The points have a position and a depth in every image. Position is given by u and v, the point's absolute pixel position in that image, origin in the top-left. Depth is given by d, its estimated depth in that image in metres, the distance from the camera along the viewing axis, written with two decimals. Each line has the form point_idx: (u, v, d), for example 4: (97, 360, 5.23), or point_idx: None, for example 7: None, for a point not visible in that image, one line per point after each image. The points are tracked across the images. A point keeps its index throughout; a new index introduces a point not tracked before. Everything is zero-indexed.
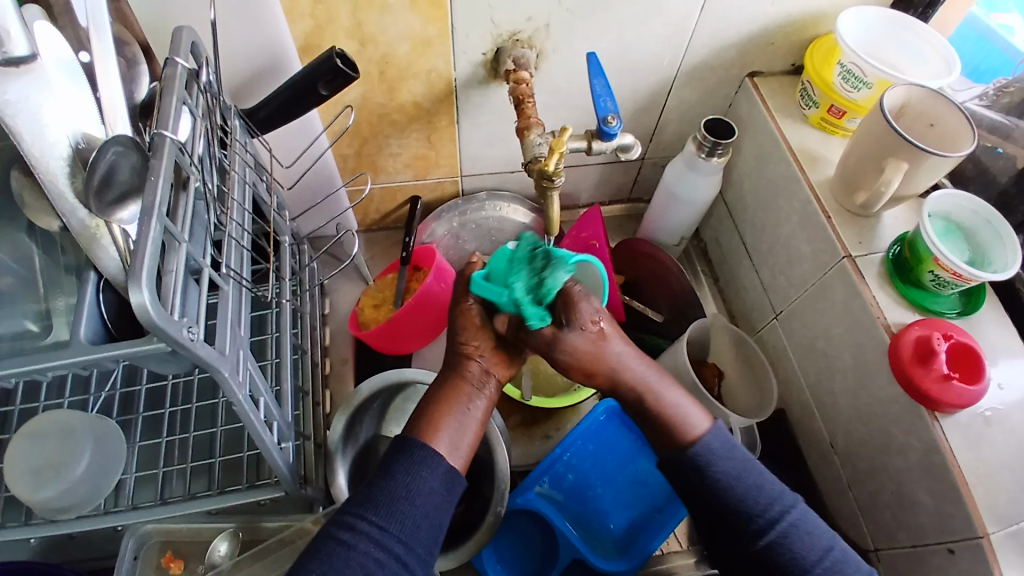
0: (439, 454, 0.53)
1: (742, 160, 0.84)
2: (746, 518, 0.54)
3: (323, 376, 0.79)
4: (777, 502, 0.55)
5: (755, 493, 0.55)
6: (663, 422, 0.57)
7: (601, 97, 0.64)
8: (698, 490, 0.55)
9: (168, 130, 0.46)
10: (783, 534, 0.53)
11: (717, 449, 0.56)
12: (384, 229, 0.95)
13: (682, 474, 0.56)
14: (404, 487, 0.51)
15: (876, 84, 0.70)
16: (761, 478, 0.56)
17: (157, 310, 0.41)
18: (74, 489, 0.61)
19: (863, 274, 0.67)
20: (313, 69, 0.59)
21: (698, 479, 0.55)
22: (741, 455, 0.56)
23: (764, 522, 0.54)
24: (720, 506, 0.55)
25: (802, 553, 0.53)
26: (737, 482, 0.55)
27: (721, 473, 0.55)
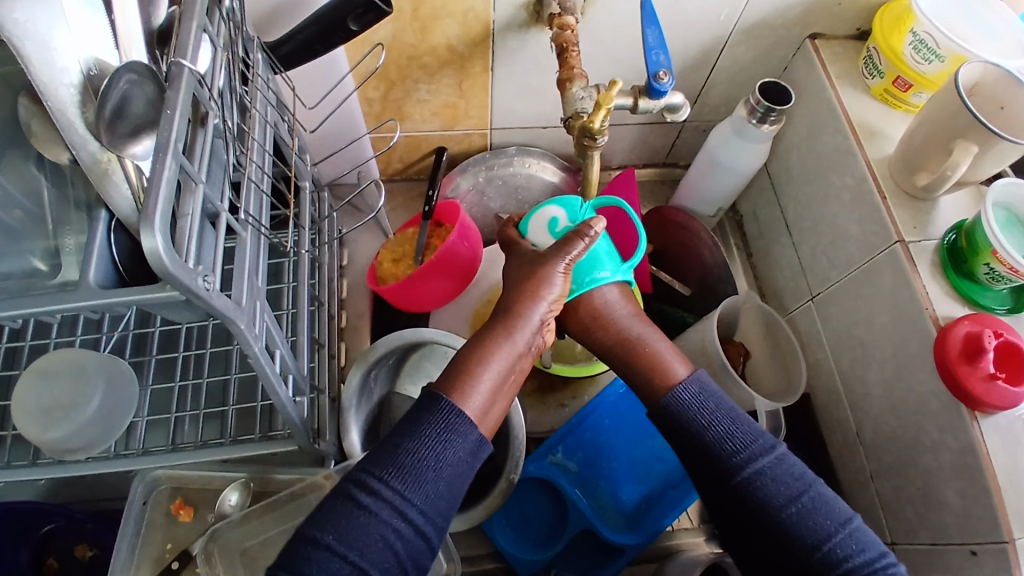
0: (471, 423, 0.50)
1: (792, 130, 0.79)
2: (720, 456, 0.52)
3: (339, 329, 0.76)
4: (749, 444, 0.52)
5: (729, 432, 0.52)
6: (645, 371, 0.57)
7: (653, 50, 0.59)
8: (676, 429, 0.54)
9: (186, 59, 0.43)
10: (758, 473, 0.51)
11: (694, 393, 0.54)
12: (406, 179, 0.91)
13: (660, 415, 0.54)
14: (433, 457, 0.48)
15: (950, 59, 0.64)
16: (738, 419, 0.53)
17: (171, 257, 0.38)
18: (85, 430, 0.60)
19: (915, 260, 0.63)
20: (342, 2, 0.54)
21: (675, 418, 0.53)
22: (718, 397, 0.54)
23: (734, 461, 0.51)
24: (696, 444, 0.53)
25: (778, 490, 0.50)
26: (714, 423, 0.53)
27: (699, 413, 0.53)
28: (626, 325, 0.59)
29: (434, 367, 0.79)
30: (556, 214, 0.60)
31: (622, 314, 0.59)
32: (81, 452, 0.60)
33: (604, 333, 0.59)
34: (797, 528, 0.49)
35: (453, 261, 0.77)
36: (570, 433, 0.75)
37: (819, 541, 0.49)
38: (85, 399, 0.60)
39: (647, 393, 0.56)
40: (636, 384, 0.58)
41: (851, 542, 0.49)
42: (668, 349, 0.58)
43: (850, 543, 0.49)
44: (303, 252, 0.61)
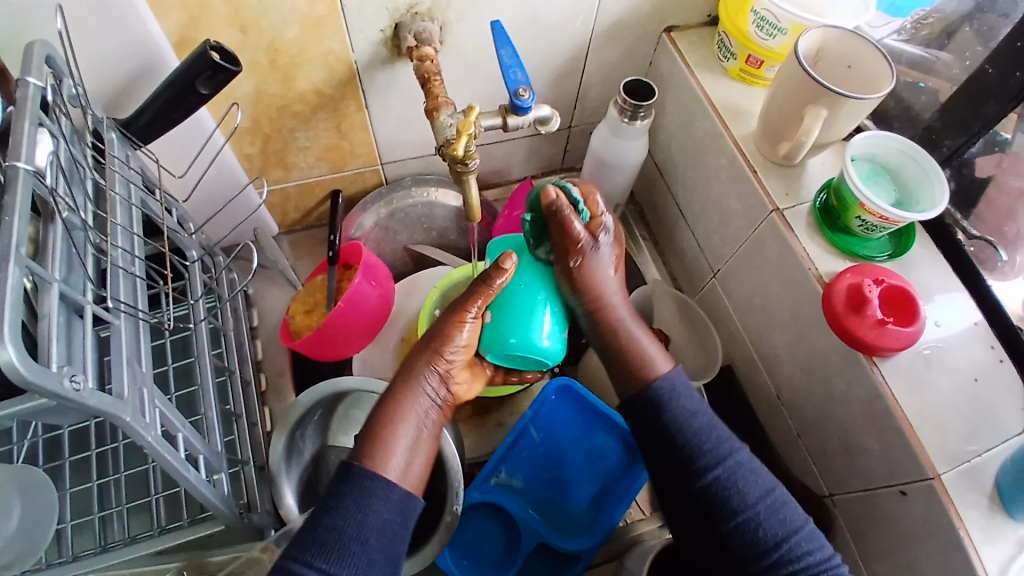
0: (391, 484, 0.50)
1: (668, 118, 0.83)
2: (693, 456, 0.55)
3: (257, 393, 0.75)
4: (724, 442, 0.56)
5: (705, 433, 0.56)
6: (623, 357, 0.59)
7: (511, 69, 0.61)
8: (655, 427, 0.57)
9: (22, 159, 0.41)
10: (727, 473, 0.54)
11: (680, 389, 0.57)
12: (307, 228, 0.90)
13: (641, 412, 0.57)
14: (355, 526, 0.48)
15: (791, 30, 0.67)
16: (712, 421, 0.57)
17: (31, 365, 0.36)
18: (8, 546, 0.56)
19: (792, 225, 0.67)
20: (187, 67, 0.53)
21: (655, 418, 0.56)
22: (696, 398, 0.58)
23: (713, 458, 0.55)
24: (672, 442, 0.56)
25: (744, 490, 0.54)
26: (692, 421, 0.56)
27: (678, 413, 0.56)
28: (617, 305, 0.60)
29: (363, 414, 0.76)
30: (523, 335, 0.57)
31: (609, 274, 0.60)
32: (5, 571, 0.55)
33: (597, 278, 0.59)
34: (758, 527, 0.53)
35: (362, 305, 0.76)
36: (506, 451, 0.74)
37: (778, 539, 0.52)
38: (5, 516, 0.56)
39: (626, 388, 0.59)
40: (616, 373, 0.60)
41: (808, 542, 0.53)
42: (651, 344, 0.60)
43: (804, 543, 0.53)
44: (196, 323, 0.60)
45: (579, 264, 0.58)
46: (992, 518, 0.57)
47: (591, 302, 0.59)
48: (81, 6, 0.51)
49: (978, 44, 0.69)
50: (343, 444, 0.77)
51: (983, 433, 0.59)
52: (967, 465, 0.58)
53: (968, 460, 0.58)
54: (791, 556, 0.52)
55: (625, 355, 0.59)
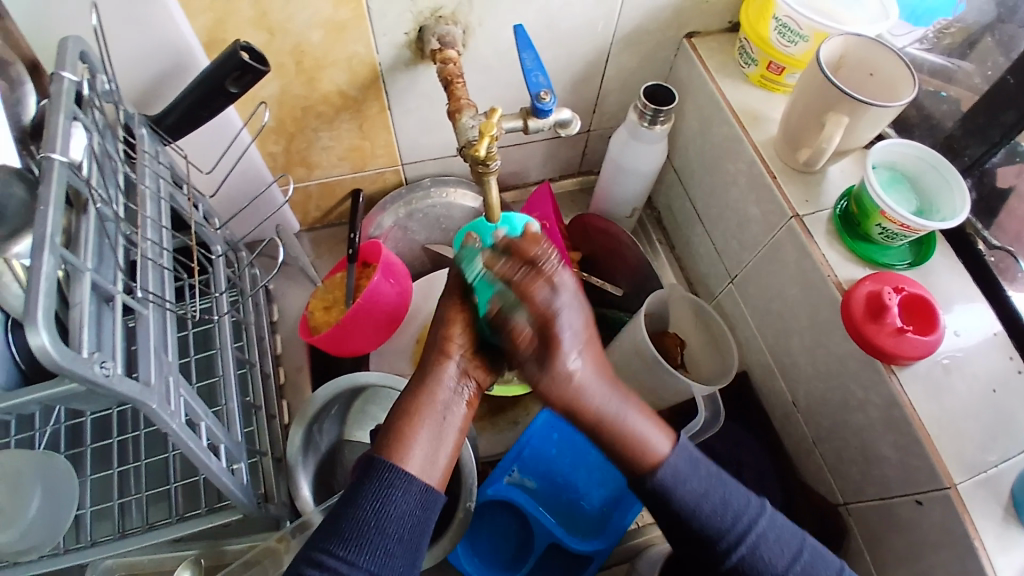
0: (412, 477, 0.50)
1: (687, 124, 0.83)
2: (713, 539, 0.53)
3: (277, 387, 0.76)
4: (744, 514, 0.54)
5: (721, 511, 0.53)
6: (619, 449, 0.54)
7: (533, 73, 0.62)
8: (667, 512, 0.54)
9: (57, 151, 0.42)
10: (751, 548, 0.53)
11: (681, 470, 0.54)
12: (328, 226, 0.91)
13: (648, 497, 0.55)
14: (374, 515, 0.48)
15: (813, 37, 0.67)
16: (726, 494, 0.54)
17: (64, 351, 0.38)
18: (29, 532, 0.58)
19: (812, 232, 0.67)
20: (216, 67, 0.54)
21: (667, 505, 0.54)
22: (702, 471, 0.55)
23: (733, 538, 0.53)
24: (689, 527, 0.54)
25: (771, 562, 0.53)
26: (701, 504, 0.53)
27: (687, 497, 0.53)
28: (602, 394, 0.53)
29: (380, 410, 0.77)
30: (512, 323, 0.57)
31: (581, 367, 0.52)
32: (27, 554, 0.57)
33: (562, 385, 0.52)
34: None
35: (381, 302, 0.77)
36: (521, 453, 0.75)
37: None
38: (24, 504, 0.58)
39: (628, 473, 0.55)
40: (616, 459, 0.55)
41: None
42: (644, 422, 0.54)
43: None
44: (220, 316, 0.62)
45: (541, 380, 0.51)
46: (1008, 529, 0.56)
47: (567, 404, 0.53)
48: (117, 6, 0.53)
49: (1000, 53, 0.70)
50: (359, 440, 0.77)
51: (1002, 444, 0.59)
52: (985, 475, 0.57)
53: (986, 470, 0.57)
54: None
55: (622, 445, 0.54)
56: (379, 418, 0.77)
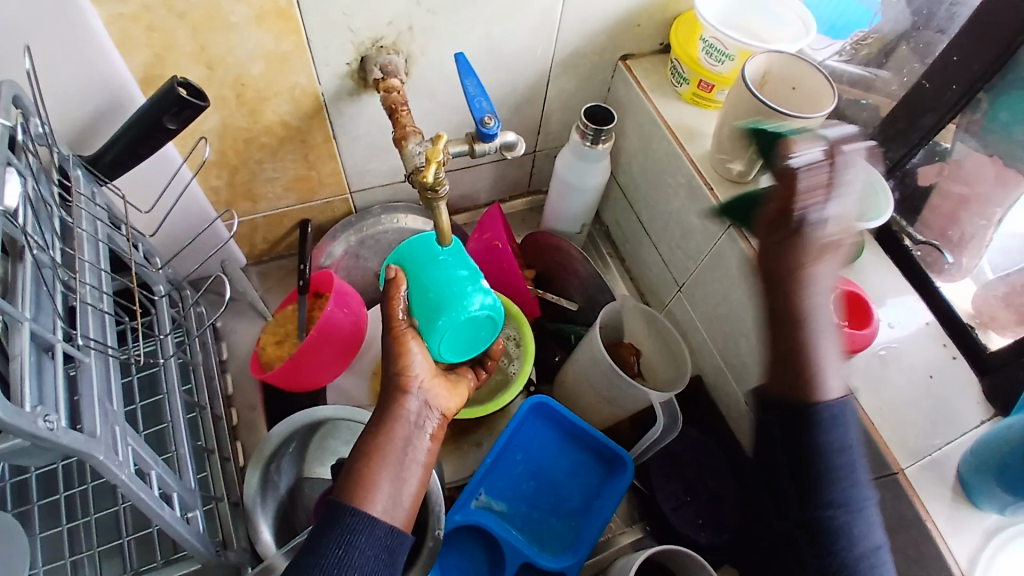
0: (375, 519, 0.48)
1: (628, 141, 0.86)
2: (822, 487, 0.47)
3: (230, 427, 0.74)
4: (855, 488, 0.48)
5: (844, 470, 0.48)
6: (800, 367, 0.48)
7: (476, 98, 0.63)
8: (797, 444, 0.48)
9: None
10: (846, 513, 0.47)
11: (837, 417, 0.47)
12: (276, 258, 0.89)
13: (795, 425, 0.48)
14: (336, 564, 0.45)
15: (738, 56, 0.71)
16: (856, 461, 0.48)
17: (8, 405, 0.37)
18: None
19: (749, 239, 0.70)
20: (155, 102, 0.53)
21: (802, 436, 0.48)
22: (853, 436, 0.48)
23: (838, 502, 0.47)
24: (815, 466, 0.47)
25: (857, 540, 0.47)
26: (834, 453, 0.48)
27: (826, 443, 0.47)
28: (818, 301, 0.47)
29: (340, 443, 0.75)
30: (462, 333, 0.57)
31: (821, 294, 0.48)
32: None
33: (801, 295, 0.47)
34: None
35: (336, 331, 0.76)
36: (488, 472, 0.74)
37: None
38: None
39: (790, 400, 0.48)
40: (774, 374, 0.49)
41: None
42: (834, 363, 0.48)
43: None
44: (168, 360, 0.60)
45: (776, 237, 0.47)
46: (958, 509, 0.59)
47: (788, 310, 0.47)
48: (46, 47, 0.51)
49: (915, 60, 0.76)
50: (319, 476, 0.75)
51: (944, 429, 0.63)
52: (930, 458, 0.61)
53: (931, 453, 0.61)
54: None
55: (801, 364, 0.48)
56: (338, 451, 0.75)
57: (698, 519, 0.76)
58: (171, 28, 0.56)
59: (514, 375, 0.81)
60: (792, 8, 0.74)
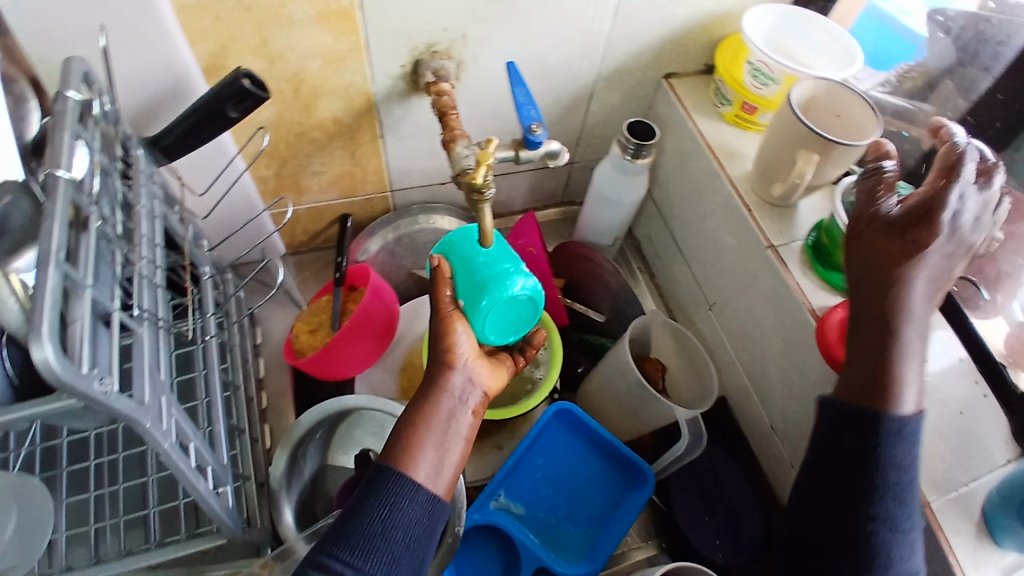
0: (418, 485, 0.53)
1: (666, 159, 0.87)
2: (875, 499, 0.56)
3: (260, 411, 0.76)
4: (908, 511, 0.57)
5: (899, 489, 0.56)
6: (873, 369, 0.56)
7: (525, 106, 0.66)
8: (865, 458, 0.57)
9: (62, 167, 0.43)
10: (888, 530, 0.56)
11: (915, 436, 0.56)
12: (314, 250, 0.91)
13: (854, 431, 0.57)
14: (381, 523, 0.50)
15: (783, 80, 0.72)
16: (911, 486, 0.57)
17: (65, 366, 0.39)
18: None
19: (786, 261, 0.70)
20: (218, 92, 0.56)
21: (877, 449, 0.56)
22: (912, 458, 0.57)
23: (889, 519, 0.56)
24: (869, 476, 0.56)
25: (900, 553, 0.56)
26: (901, 473, 0.56)
27: (900, 459, 0.56)
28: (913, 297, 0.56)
29: (365, 435, 0.77)
30: (506, 316, 0.61)
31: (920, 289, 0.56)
32: (9, 574, 0.55)
33: (897, 298, 0.55)
34: None
35: (370, 323, 0.78)
36: (508, 476, 0.75)
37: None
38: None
39: (859, 396, 0.57)
40: (852, 378, 0.57)
41: None
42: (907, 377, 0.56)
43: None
44: (210, 338, 0.62)
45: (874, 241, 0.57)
46: (981, 545, 0.59)
47: (876, 318, 0.56)
48: (119, 31, 0.54)
49: (959, 96, 0.76)
50: (343, 465, 0.77)
51: (972, 464, 0.63)
52: (956, 493, 0.61)
53: (957, 488, 0.61)
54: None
55: (879, 373, 0.56)
56: (363, 442, 0.77)
57: (715, 539, 0.76)
58: (237, 21, 0.58)
59: (541, 380, 0.82)
60: (836, 38, 0.75)
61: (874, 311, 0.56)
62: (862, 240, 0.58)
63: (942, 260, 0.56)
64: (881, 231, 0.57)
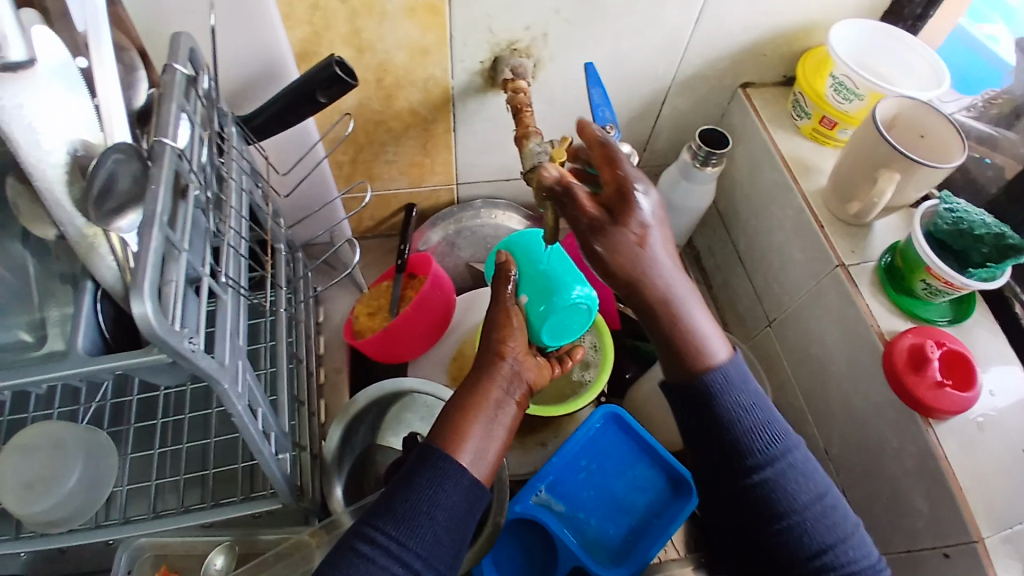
0: (464, 468, 0.53)
1: (736, 169, 0.86)
2: (744, 453, 0.57)
3: (317, 385, 0.79)
4: (781, 442, 0.57)
5: (758, 430, 0.57)
6: (680, 346, 0.56)
7: (600, 107, 0.66)
8: (704, 421, 0.57)
9: (168, 136, 0.46)
10: (777, 477, 0.56)
11: (734, 378, 0.57)
12: (377, 236, 0.94)
13: (691, 400, 0.57)
14: (426, 501, 0.52)
15: (868, 96, 0.71)
16: (768, 416, 0.57)
17: (161, 322, 0.41)
18: (67, 501, 0.61)
19: (856, 282, 0.69)
20: (311, 76, 0.58)
21: (707, 408, 0.56)
22: (753, 389, 0.57)
23: (764, 458, 0.56)
24: (722, 436, 0.57)
25: (794, 494, 0.56)
26: (748, 413, 0.57)
27: (732, 405, 0.56)
28: (663, 282, 0.53)
29: (415, 418, 0.79)
30: (565, 323, 0.63)
31: (664, 266, 0.53)
32: (60, 524, 0.60)
33: (652, 282, 0.53)
34: (805, 532, 0.55)
35: (428, 310, 0.80)
36: (553, 472, 0.76)
37: (824, 544, 0.55)
38: (64, 474, 0.60)
39: (679, 373, 0.58)
40: (666, 363, 0.59)
41: (855, 548, 0.55)
42: (710, 330, 0.56)
43: (852, 550, 0.56)
44: (281, 311, 0.65)
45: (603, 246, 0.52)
46: None
47: (656, 302, 0.54)
48: (226, 13, 0.57)
49: None
50: (392, 446, 0.79)
51: None
52: (1011, 530, 0.57)
53: (1013, 525, 0.57)
54: (838, 563, 0.55)
55: (681, 342, 0.56)
56: (411, 425, 0.79)
57: None
58: (333, 9, 0.61)
59: (589, 382, 0.82)
60: (924, 57, 0.73)
61: (651, 296, 0.53)
62: (609, 257, 0.52)
63: (660, 224, 0.53)
64: (583, 231, 0.51)
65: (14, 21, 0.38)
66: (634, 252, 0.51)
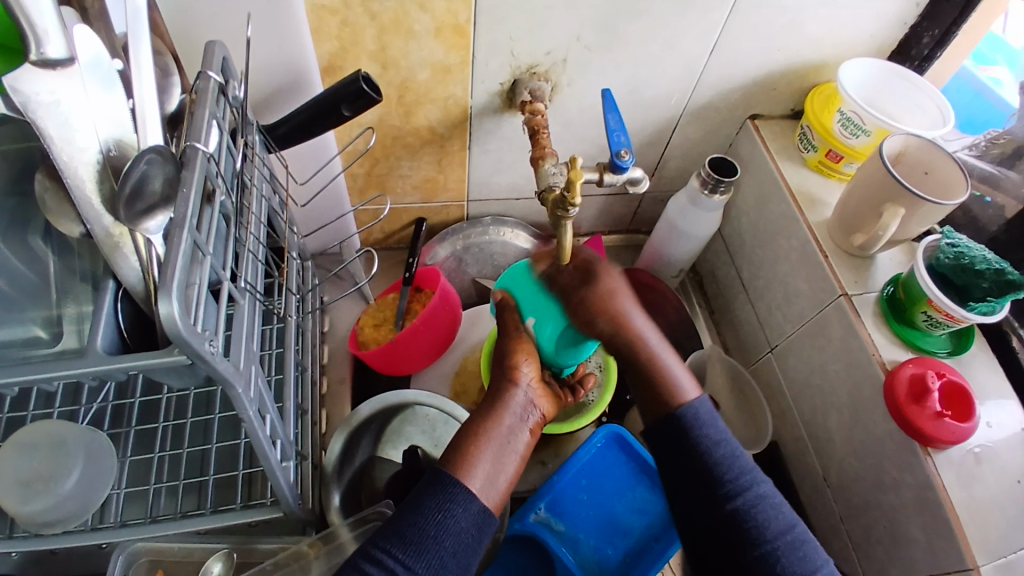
0: (472, 496, 0.54)
1: (742, 199, 0.88)
2: (718, 481, 0.58)
3: (320, 395, 0.78)
4: (749, 475, 0.59)
5: (729, 462, 0.59)
6: (655, 381, 0.62)
7: (615, 132, 0.68)
8: (680, 450, 0.59)
9: (200, 142, 0.47)
10: (749, 505, 0.57)
11: (705, 413, 0.61)
12: (386, 249, 0.95)
13: (669, 431, 0.60)
14: (434, 526, 0.52)
15: (875, 132, 0.73)
16: (737, 452, 0.60)
17: (184, 323, 0.41)
18: (62, 504, 0.60)
19: (860, 313, 0.70)
20: (338, 89, 0.59)
21: (683, 437, 0.59)
22: (722, 427, 0.61)
23: (735, 487, 0.57)
24: (694, 464, 0.59)
25: (766, 523, 0.56)
26: (721, 446, 0.59)
27: (706, 437, 0.59)
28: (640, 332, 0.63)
29: (416, 432, 0.80)
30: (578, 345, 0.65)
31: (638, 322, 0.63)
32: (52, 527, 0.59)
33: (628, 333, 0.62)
34: (778, 561, 0.54)
35: (435, 322, 0.80)
36: (553, 492, 0.76)
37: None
38: (65, 473, 0.60)
39: (654, 404, 0.62)
40: (642, 399, 0.63)
41: None
42: (682, 373, 0.63)
43: None
44: (291, 318, 0.65)
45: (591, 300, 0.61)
46: None
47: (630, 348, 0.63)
48: (257, 25, 0.58)
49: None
50: (394, 459, 0.79)
51: None
52: (1005, 561, 0.58)
53: (1007, 555, 0.58)
54: None
55: (656, 378, 0.62)
56: (412, 439, 0.79)
57: None
58: (361, 26, 0.62)
59: (592, 403, 0.82)
60: (931, 98, 0.76)
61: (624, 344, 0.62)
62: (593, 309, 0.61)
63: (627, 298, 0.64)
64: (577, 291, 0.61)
65: (55, 17, 0.39)
66: (605, 304, 0.61)
